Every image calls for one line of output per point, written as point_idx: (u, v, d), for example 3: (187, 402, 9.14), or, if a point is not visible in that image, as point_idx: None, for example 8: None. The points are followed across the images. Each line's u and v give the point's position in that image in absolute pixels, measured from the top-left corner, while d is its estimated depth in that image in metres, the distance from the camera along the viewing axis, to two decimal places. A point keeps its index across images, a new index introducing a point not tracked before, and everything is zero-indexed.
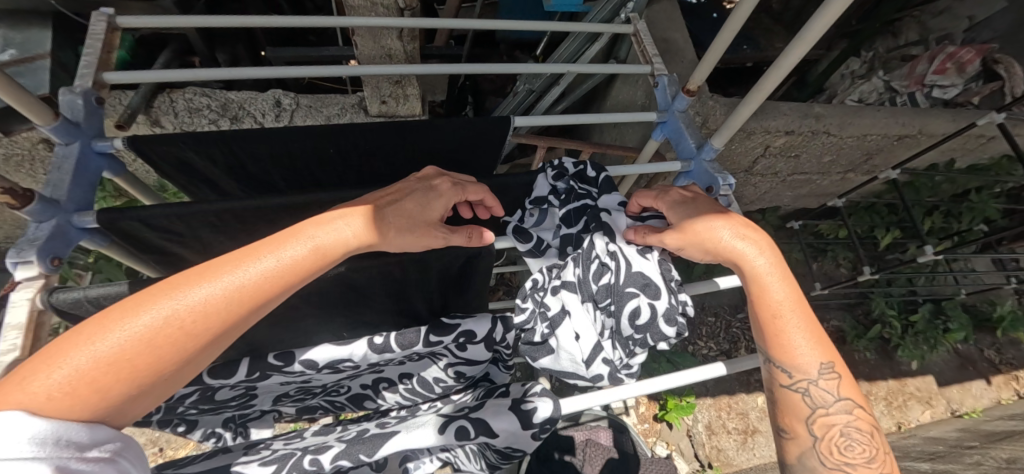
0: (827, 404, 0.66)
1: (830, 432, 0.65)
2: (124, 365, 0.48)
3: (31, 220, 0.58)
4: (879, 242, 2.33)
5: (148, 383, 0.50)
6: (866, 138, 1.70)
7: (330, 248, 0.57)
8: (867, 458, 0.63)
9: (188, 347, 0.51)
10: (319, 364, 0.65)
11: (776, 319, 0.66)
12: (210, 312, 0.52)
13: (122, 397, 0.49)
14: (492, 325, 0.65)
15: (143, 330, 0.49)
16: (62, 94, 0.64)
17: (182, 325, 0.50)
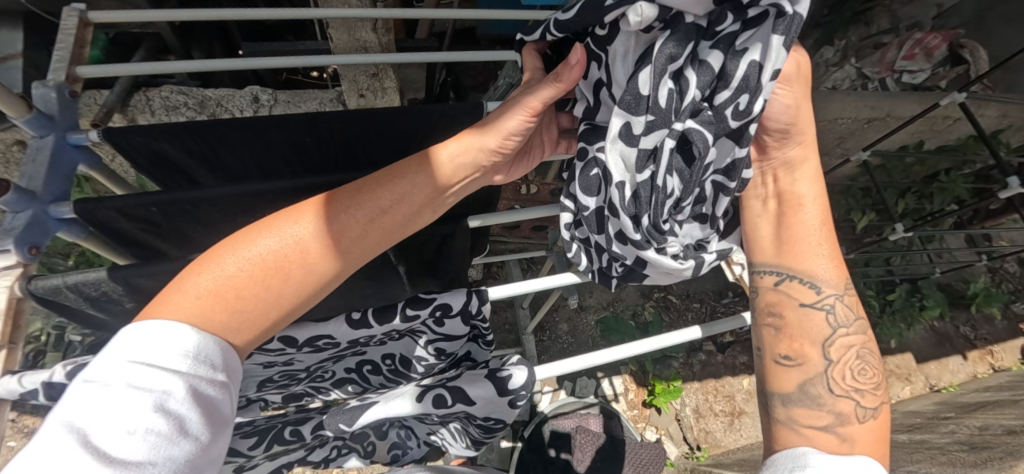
0: (844, 327, 0.67)
1: (840, 354, 0.66)
2: (243, 288, 0.53)
3: (8, 210, 0.59)
4: (856, 225, 2.39)
5: (264, 306, 0.55)
6: (838, 121, 1.75)
7: (425, 187, 0.61)
8: (872, 381, 0.65)
9: (297, 282, 0.56)
10: (299, 341, 0.66)
11: (820, 230, 0.68)
12: (319, 250, 0.56)
13: (237, 322, 0.54)
14: (468, 298, 0.66)
15: (258, 259, 0.54)
16: (35, 88, 0.64)
17: (292, 260, 0.55)
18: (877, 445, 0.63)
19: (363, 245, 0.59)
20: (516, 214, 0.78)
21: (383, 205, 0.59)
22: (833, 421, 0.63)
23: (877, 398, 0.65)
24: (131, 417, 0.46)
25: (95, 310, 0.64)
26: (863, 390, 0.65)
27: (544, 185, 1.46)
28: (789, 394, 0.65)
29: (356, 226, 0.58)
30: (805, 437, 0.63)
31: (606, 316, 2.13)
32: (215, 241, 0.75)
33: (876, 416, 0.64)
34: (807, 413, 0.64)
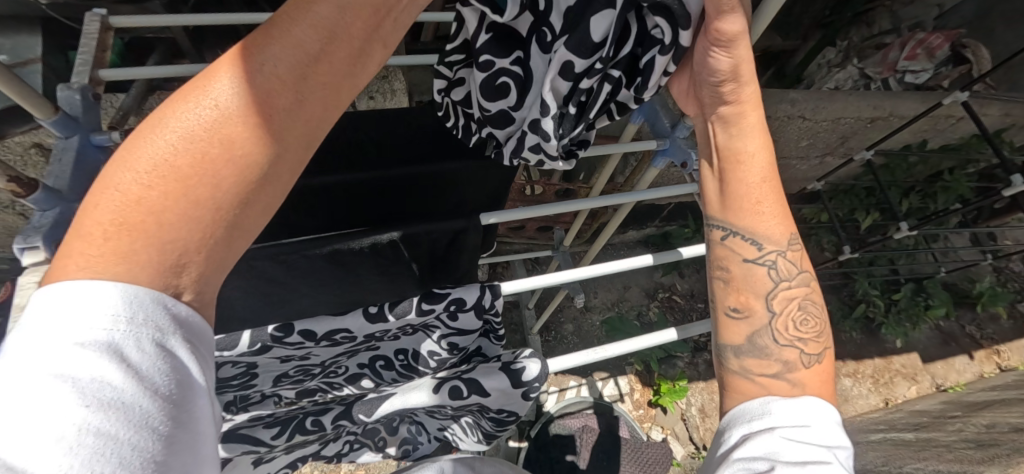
0: (786, 281, 0.67)
1: (788, 306, 0.65)
2: (151, 205, 0.37)
3: (35, 208, 0.61)
4: (860, 224, 2.39)
5: (201, 219, 0.38)
6: (840, 121, 1.76)
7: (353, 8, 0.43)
8: (817, 331, 0.65)
9: (231, 179, 0.39)
10: (318, 334, 0.70)
11: (761, 179, 0.66)
12: (244, 126, 0.40)
13: (169, 252, 0.38)
14: (480, 293, 0.70)
15: (161, 164, 0.38)
16: (60, 90, 0.67)
17: (210, 151, 0.39)
18: (826, 391, 0.62)
19: (305, 97, 0.42)
20: (530, 210, 0.80)
21: (297, 45, 0.41)
22: (781, 368, 0.62)
23: (822, 345, 0.65)
24: (49, 417, 0.31)
25: None
26: (808, 341, 0.65)
27: (550, 186, 1.48)
28: (738, 346, 0.65)
29: (281, 80, 0.41)
30: (757, 385, 0.63)
31: (611, 316, 2.14)
32: None
33: (821, 363, 0.64)
34: (756, 363, 0.64)
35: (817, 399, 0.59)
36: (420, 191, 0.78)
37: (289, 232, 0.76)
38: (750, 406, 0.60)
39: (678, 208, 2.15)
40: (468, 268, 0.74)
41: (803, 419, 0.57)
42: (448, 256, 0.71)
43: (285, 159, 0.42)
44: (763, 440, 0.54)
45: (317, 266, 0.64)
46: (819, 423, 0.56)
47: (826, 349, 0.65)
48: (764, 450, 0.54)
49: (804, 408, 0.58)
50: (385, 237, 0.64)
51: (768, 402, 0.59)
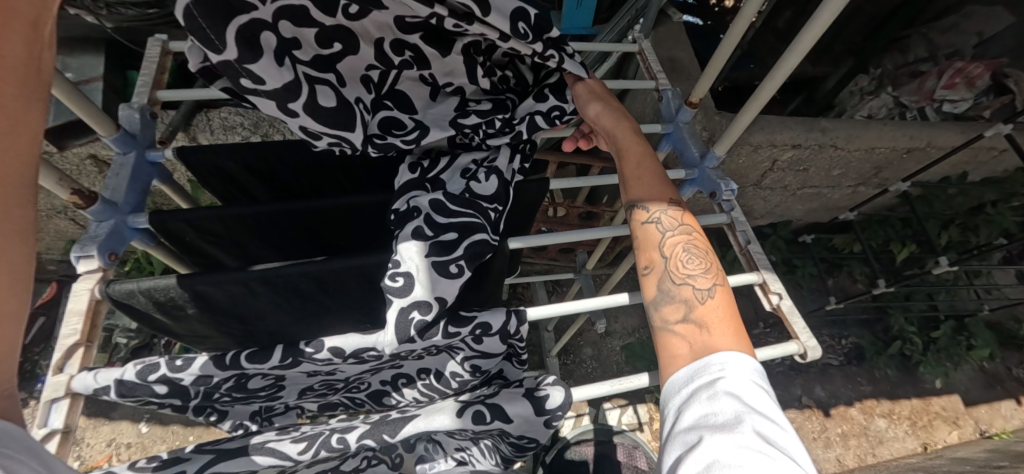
0: (672, 231, 0.71)
1: (673, 250, 0.69)
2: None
3: (93, 219, 0.65)
4: (896, 257, 2.31)
5: None
6: (875, 151, 1.73)
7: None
8: (704, 269, 0.67)
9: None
10: (345, 353, 0.64)
11: (637, 162, 0.76)
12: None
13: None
14: (507, 318, 0.67)
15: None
16: (122, 109, 0.72)
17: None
18: (728, 324, 0.62)
19: None
20: (560, 236, 0.80)
21: None
22: (686, 310, 0.64)
23: (712, 281, 0.66)
24: None
25: (162, 315, 0.67)
26: (697, 278, 0.67)
27: (573, 208, 1.49)
28: (653, 301, 0.67)
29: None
30: (677, 333, 0.63)
31: (631, 342, 2.11)
32: (269, 257, 0.79)
33: (716, 295, 0.65)
34: (671, 310, 0.65)
35: (736, 352, 0.58)
36: None
37: (323, 249, 0.80)
38: (675, 375, 0.60)
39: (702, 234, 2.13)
40: (495, 284, 0.78)
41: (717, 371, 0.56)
42: (476, 273, 0.74)
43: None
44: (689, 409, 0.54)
45: (346, 280, 0.67)
46: (734, 374, 0.55)
47: (717, 284, 0.66)
48: (694, 419, 0.53)
49: (721, 362, 0.56)
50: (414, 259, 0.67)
51: (690, 363, 0.58)
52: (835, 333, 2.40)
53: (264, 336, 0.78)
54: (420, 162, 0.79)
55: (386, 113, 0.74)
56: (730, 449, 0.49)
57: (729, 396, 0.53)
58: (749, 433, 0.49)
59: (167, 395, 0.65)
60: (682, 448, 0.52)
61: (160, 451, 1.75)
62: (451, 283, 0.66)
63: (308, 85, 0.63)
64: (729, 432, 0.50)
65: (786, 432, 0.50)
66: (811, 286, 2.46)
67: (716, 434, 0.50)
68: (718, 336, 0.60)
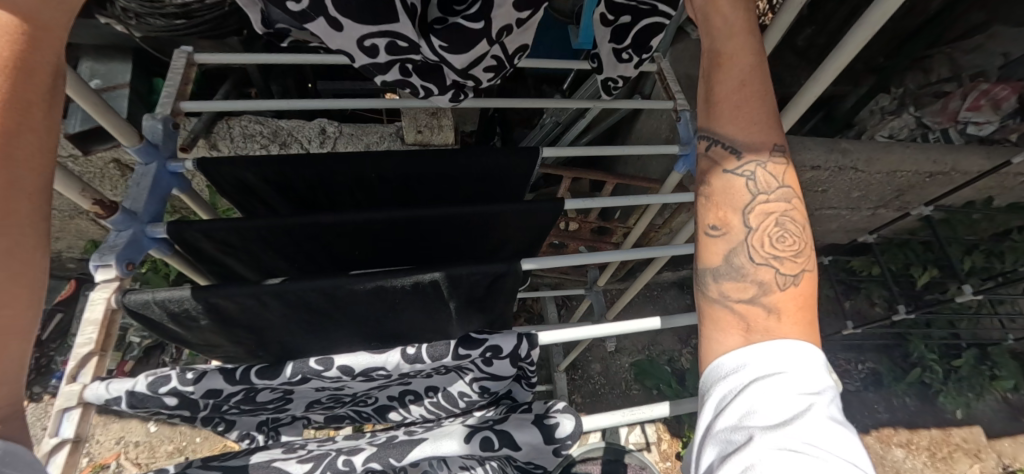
0: (766, 194, 0.61)
1: (764, 222, 0.60)
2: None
3: (112, 228, 0.65)
4: (916, 281, 2.25)
5: None
6: (897, 173, 1.70)
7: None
8: (794, 251, 0.59)
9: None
10: (355, 371, 0.63)
11: (744, 83, 0.60)
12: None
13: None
14: (518, 342, 0.66)
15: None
16: (145, 120, 0.73)
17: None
18: (797, 318, 0.56)
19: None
20: (573, 257, 0.80)
21: None
22: (757, 293, 0.57)
23: (799, 268, 0.59)
24: None
25: (175, 326, 0.68)
26: (782, 260, 0.59)
27: (587, 223, 1.48)
28: (716, 268, 0.60)
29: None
30: (734, 311, 0.57)
31: (641, 359, 2.08)
32: (283, 270, 0.80)
33: (801, 284, 0.58)
34: (739, 285, 0.58)
35: (804, 349, 0.53)
36: (464, 230, 0.78)
37: (337, 264, 0.80)
38: (723, 357, 0.55)
39: None
40: (506, 303, 0.77)
41: (777, 366, 0.52)
42: (487, 292, 0.73)
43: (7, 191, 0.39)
44: (736, 401, 0.51)
45: (357, 298, 0.67)
46: (792, 374, 0.51)
47: (805, 272, 0.59)
48: (739, 414, 0.50)
49: (778, 354, 0.52)
50: (428, 277, 0.66)
51: (747, 350, 0.53)
52: (852, 358, 2.34)
53: (274, 347, 0.79)
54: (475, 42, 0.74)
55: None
56: (780, 454, 0.46)
57: (775, 396, 0.50)
58: (801, 440, 0.47)
59: (177, 407, 0.65)
60: (723, 446, 0.50)
61: (167, 451, 1.76)
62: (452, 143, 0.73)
63: None
64: (779, 432, 0.47)
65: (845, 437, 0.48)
66: (827, 309, 2.41)
67: (766, 432, 0.48)
68: (785, 329, 0.55)
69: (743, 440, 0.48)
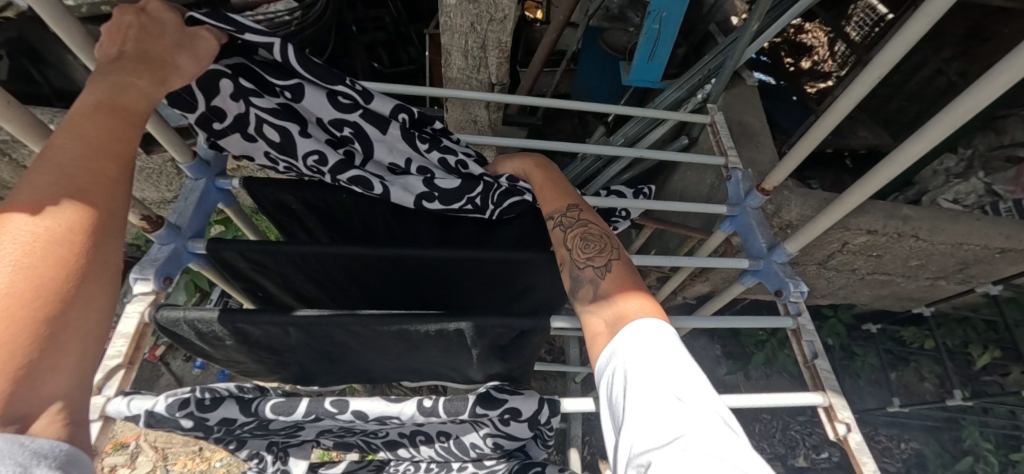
0: (569, 225, 0.68)
1: (571, 240, 0.66)
2: (27, 293, 0.41)
3: (156, 241, 0.67)
4: (974, 361, 2.07)
5: (32, 359, 0.40)
6: (963, 247, 1.56)
7: (103, 110, 0.52)
8: (598, 250, 0.64)
9: (88, 252, 0.46)
10: (369, 416, 0.62)
11: (541, 183, 0.76)
12: (78, 211, 0.46)
13: (58, 339, 0.41)
14: (538, 406, 0.64)
15: (17, 269, 0.41)
16: (203, 137, 0.76)
17: (53, 240, 0.44)
18: (634, 292, 0.58)
19: (87, 242, 0.46)
20: None
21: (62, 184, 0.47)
22: (593, 289, 0.61)
23: (609, 258, 0.63)
24: None
25: (203, 343, 0.69)
26: (595, 258, 0.64)
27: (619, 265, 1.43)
28: (568, 291, 0.63)
29: (86, 166, 0.48)
30: (595, 313, 0.59)
31: None
32: (313, 294, 0.81)
33: (618, 270, 0.62)
34: (584, 293, 0.61)
35: (647, 318, 0.53)
36: (490, 275, 0.76)
37: (366, 294, 0.81)
38: (598, 359, 0.55)
39: (754, 305, 2.00)
40: (530, 353, 0.73)
41: (630, 348, 0.51)
42: (512, 342, 0.71)
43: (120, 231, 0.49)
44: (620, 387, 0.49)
45: (380, 336, 0.66)
46: (644, 338, 0.51)
47: (617, 259, 0.63)
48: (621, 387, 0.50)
49: (636, 329, 0.52)
50: (453, 325, 0.65)
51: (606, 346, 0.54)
52: (894, 436, 2.15)
53: (293, 368, 0.79)
54: (428, 194, 0.78)
55: (355, 172, 0.74)
56: (645, 425, 0.44)
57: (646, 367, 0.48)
58: (667, 396, 0.45)
59: (191, 429, 0.67)
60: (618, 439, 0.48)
61: (180, 441, 1.79)
62: (404, 194, 0.77)
63: (255, 121, 0.70)
64: (653, 396, 0.46)
65: (724, 401, 0.46)
66: (872, 379, 2.23)
67: (641, 399, 0.46)
68: (628, 306, 0.56)
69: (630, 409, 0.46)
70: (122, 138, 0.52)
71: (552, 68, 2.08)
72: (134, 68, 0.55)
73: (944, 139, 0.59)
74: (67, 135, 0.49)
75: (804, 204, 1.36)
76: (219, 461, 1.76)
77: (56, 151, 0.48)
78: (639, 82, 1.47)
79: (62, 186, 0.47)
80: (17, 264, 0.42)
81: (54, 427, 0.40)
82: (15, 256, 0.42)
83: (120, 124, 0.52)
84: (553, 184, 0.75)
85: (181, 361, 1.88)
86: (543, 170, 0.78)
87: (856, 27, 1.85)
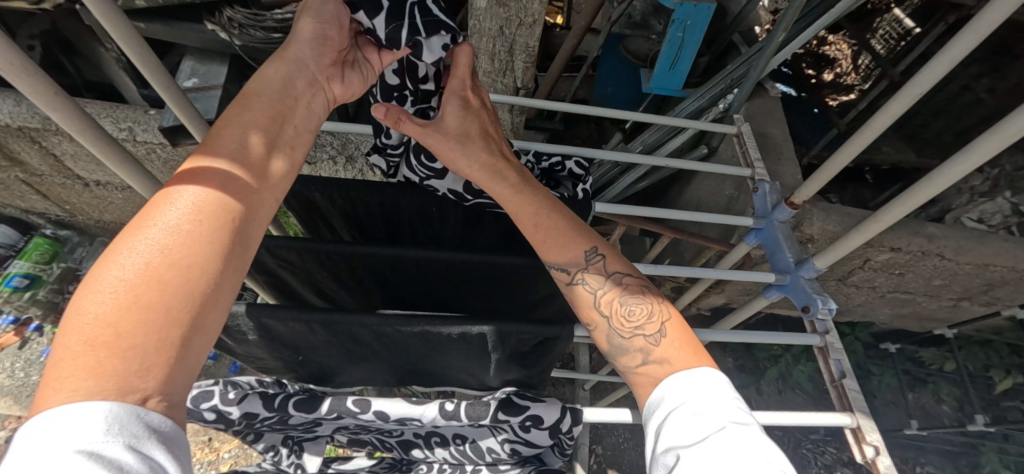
0: (606, 286, 0.66)
1: (613, 307, 0.64)
2: (155, 278, 0.40)
3: None
4: (996, 385, 2.01)
5: (160, 342, 0.39)
6: (988, 269, 1.52)
7: (261, 104, 0.54)
8: (647, 314, 0.63)
9: (219, 242, 0.44)
10: (390, 417, 0.62)
11: (536, 224, 0.66)
12: (225, 202, 0.46)
13: (173, 328, 0.40)
14: (561, 415, 0.64)
15: (152, 253, 0.41)
16: None
17: (183, 228, 0.43)
18: (687, 349, 0.59)
19: (227, 238, 0.45)
20: None
21: (215, 177, 0.47)
22: (644, 356, 0.60)
23: (659, 322, 0.62)
24: None
25: (227, 336, 0.69)
26: (644, 327, 0.62)
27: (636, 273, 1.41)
28: (608, 354, 0.64)
29: (236, 162, 0.49)
30: (643, 374, 0.59)
31: None
32: (336, 292, 0.82)
33: (671, 334, 0.60)
34: (628, 359, 0.61)
35: (700, 367, 0.56)
36: (513, 281, 0.76)
37: (388, 295, 0.82)
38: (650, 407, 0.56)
39: (769, 319, 1.97)
40: (549, 360, 0.73)
41: (691, 394, 0.53)
42: (533, 349, 0.70)
43: (255, 229, 0.48)
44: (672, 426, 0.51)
45: (402, 337, 0.66)
46: (700, 386, 0.53)
47: (668, 319, 0.62)
48: (673, 434, 0.50)
49: (683, 379, 0.55)
50: (476, 329, 0.64)
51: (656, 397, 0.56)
52: (910, 459, 2.10)
53: (311, 366, 0.79)
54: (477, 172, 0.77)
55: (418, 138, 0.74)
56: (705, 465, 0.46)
57: (705, 412, 0.50)
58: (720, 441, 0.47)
59: (214, 420, 0.69)
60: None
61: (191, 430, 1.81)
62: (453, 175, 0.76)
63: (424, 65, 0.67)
64: (706, 441, 0.48)
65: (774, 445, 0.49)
66: (888, 401, 2.17)
67: (697, 439, 0.48)
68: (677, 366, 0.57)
69: (682, 453, 0.48)
70: (267, 137, 0.52)
71: (572, 73, 2.07)
72: (278, 63, 0.57)
73: (988, 159, 0.58)
74: (221, 132, 0.51)
75: (827, 219, 1.34)
76: (228, 452, 1.77)
77: (210, 147, 0.49)
78: (659, 90, 1.46)
79: (213, 177, 0.47)
80: (166, 245, 0.42)
81: (162, 404, 0.38)
82: (163, 237, 0.42)
83: (267, 120, 0.53)
84: (533, 214, 0.66)
85: None
86: (535, 196, 0.68)
87: (880, 41, 1.83)
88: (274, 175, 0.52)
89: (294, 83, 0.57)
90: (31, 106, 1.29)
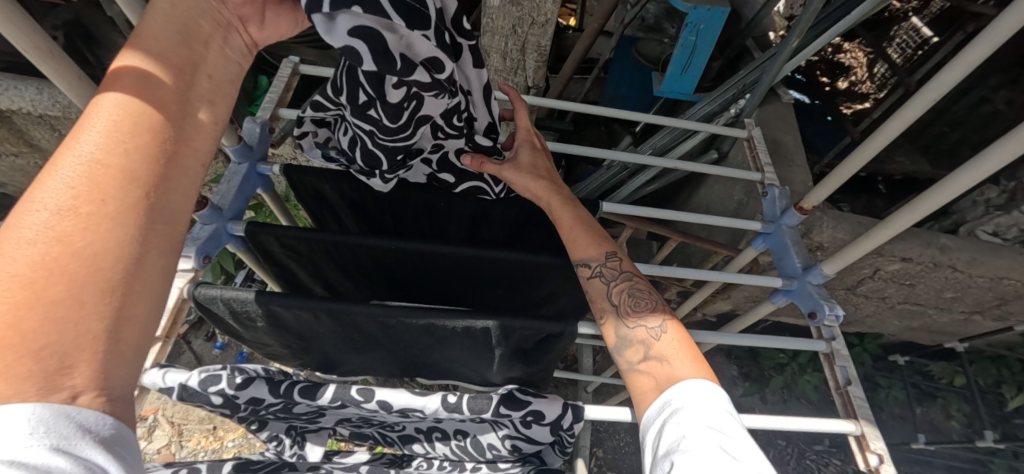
0: (615, 280, 0.66)
1: (620, 302, 0.65)
2: (55, 268, 0.33)
3: (199, 221, 0.69)
4: (1007, 402, 1.97)
5: (77, 338, 0.33)
6: (1002, 282, 1.50)
7: (160, 51, 0.44)
8: (650, 310, 0.63)
9: (137, 212, 0.37)
10: (392, 408, 0.63)
11: (569, 228, 0.70)
12: (139, 167, 0.38)
13: (94, 319, 0.34)
14: (562, 411, 0.65)
15: (44, 238, 0.34)
16: (247, 122, 0.78)
17: (79, 208, 0.35)
18: (687, 352, 0.58)
19: (152, 208, 0.38)
20: None
21: (113, 138, 0.38)
22: (645, 350, 0.60)
23: (661, 317, 0.62)
24: None
25: (235, 323, 0.70)
26: (645, 320, 0.62)
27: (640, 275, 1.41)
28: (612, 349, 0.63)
29: (140, 118, 0.40)
30: (643, 372, 0.58)
31: None
32: (343, 285, 0.83)
33: (671, 331, 0.61)
34: (631, 354, 0.60)
35: (699, 379, 0.54)
36: (520, 277, 0.76)
37: (393, 289, 0.83)
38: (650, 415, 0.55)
39: (776, 327, 1.95)
40: (553, 357, 0.73)
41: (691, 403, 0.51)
42: (537, 345, 0.70)
43: (184, 192, 0.41)
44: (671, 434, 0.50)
45: (406, 329, 0.67)
46: (699, 394, 0.52)
47: (669, 319, 0.62)
48: (671, 439, 0.49)
49: (686, 388, 0.53)
50: (481, 324, 0.65)
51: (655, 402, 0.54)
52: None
53: (317, 355, 0.80)
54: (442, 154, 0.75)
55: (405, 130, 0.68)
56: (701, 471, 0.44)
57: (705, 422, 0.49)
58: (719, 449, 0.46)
59: (219, 406, 0.69)
60: None
61: (197, 418, 1.84)
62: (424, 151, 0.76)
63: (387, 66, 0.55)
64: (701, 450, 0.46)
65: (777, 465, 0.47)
66: (897, 415, 2.14)
67: (693, 445, 0.47)
68: (678, 365, 0.56)
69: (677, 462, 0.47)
70: (178, 85, 0.43)
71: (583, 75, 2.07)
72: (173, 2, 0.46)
73: (1003, 168, 0.57)
74: (108, 83, 0.40)
75: (837, 226, 1.33)
76: (231, 441, 1.79)
77: (100, 104, 0.39)
78: (670, 94, 1.45)
79: (113, 136, 0.38)
80: (59, 225, 0.34)
81: (100, 399, 0.34)
82: (55, 216, 0.34)
83: (169, 69, 0.43)
84: (581, 223, 0.70)
85: (202, 341, 1.93)
86: (574, 210, 0.71)
87: (897, 50, 1.81)
88: (194, 128, 0.43)
89: (199, 22, 0.47)
90: (52, 95, 1.32)
